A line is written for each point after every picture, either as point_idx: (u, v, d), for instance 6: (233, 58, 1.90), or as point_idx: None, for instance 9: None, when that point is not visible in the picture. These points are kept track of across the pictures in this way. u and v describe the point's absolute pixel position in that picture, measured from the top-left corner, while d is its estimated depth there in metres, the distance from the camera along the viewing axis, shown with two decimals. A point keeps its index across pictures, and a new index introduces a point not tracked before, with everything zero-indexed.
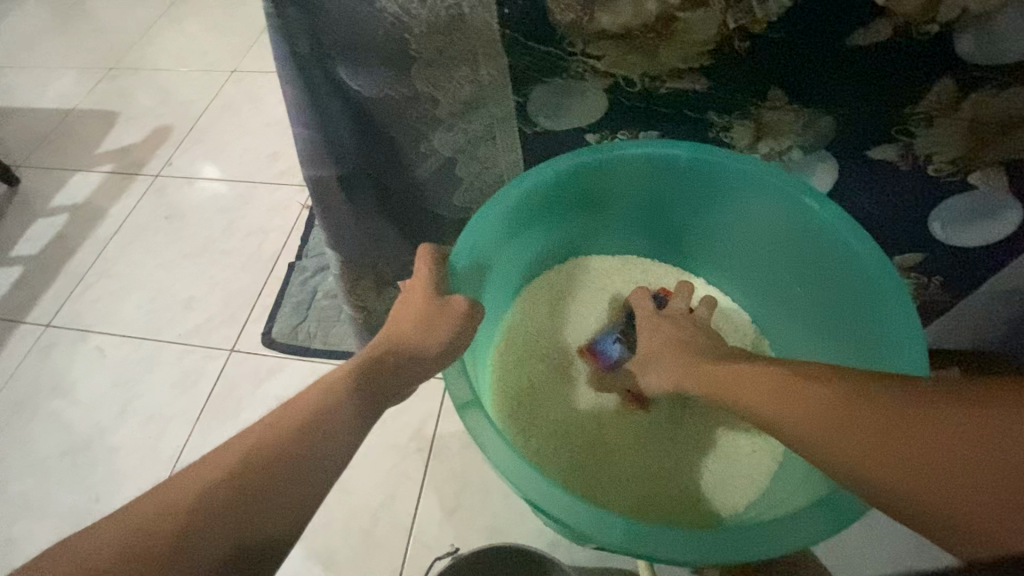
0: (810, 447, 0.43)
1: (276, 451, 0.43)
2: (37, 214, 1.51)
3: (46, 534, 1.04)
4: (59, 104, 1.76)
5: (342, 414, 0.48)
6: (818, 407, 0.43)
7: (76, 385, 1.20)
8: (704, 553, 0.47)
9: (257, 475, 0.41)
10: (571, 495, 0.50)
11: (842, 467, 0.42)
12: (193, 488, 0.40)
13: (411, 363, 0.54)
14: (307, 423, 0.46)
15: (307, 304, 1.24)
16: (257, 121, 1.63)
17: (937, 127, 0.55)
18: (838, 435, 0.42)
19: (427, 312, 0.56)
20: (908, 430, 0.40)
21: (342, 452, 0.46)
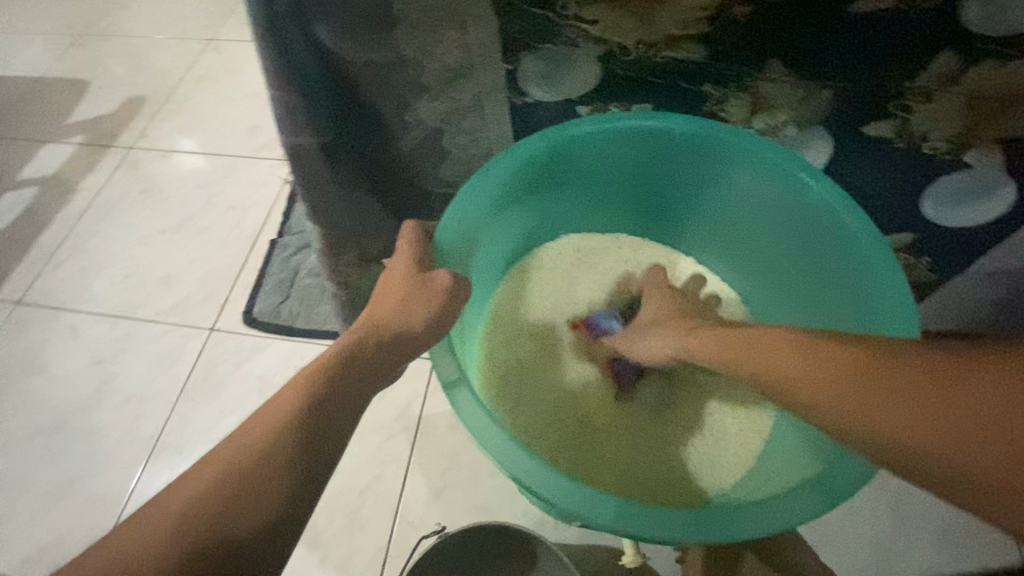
0: (826, 411, 0.41)
1: (261, 452, 0.41)
2: (4, 187, 1.44)
3: (21, 517, 1.01)
4: (25, 71, 1.68)
5: (331, 402, 0.46)
6: (837, 371, 0.41)
7: (49, 364, 1.16)
8: (693, 531, 0.47)
9: (242, 480, 0.39)
10: (558, 472, 0.49)
11: (861, 432, 0.39)
12: (176, 506, 0.37)
13: (401, 340, 0.52)
14: (290, 418, 0.43)
15: (290, 282, 1.21)
16: (236, 92, 1.57)
17: (935, 102, 0.54)
18: (856, 398, 0.40)
19: (411, 290, 0.54)
20: (944, 394, 0.37)
21: (339, 437, 0.45)
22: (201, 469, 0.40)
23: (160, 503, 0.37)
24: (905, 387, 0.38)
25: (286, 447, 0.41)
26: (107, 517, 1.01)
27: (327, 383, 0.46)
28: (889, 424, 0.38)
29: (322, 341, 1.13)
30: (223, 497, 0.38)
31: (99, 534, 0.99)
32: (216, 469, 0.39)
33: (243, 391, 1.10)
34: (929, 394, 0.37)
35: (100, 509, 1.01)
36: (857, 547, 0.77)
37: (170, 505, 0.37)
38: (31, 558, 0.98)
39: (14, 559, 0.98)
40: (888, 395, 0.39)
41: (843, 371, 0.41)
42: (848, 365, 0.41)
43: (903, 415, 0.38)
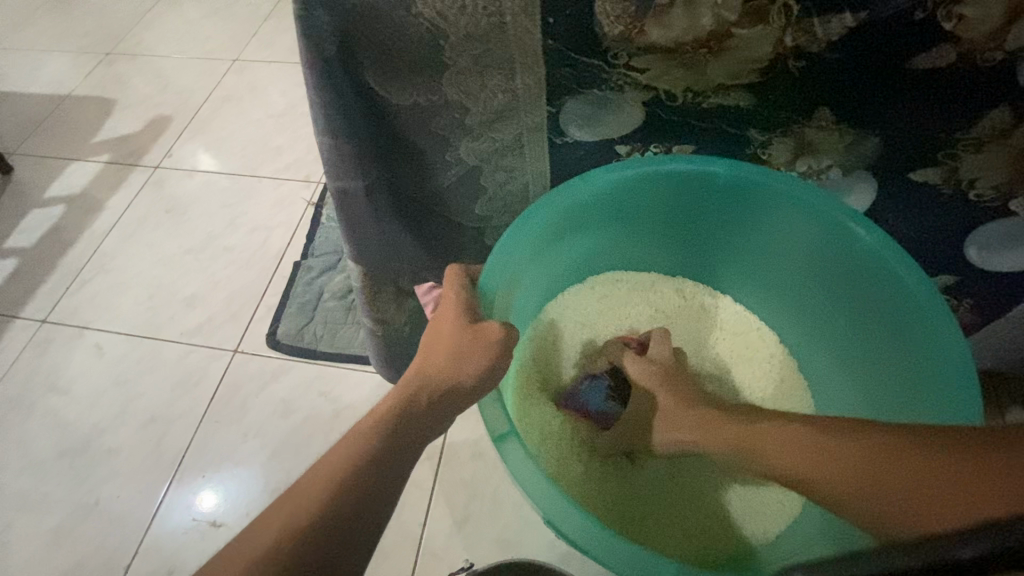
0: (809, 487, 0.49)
1: (314, 511, 0.42)
2: (32, 204, 1.47)
3: (42, 542, 1.00)
4: (54, 89, 1.71)
5: (382, 466, 0.46)
6: (816, 451, 0.49)
7: (74, 383, 1.16)
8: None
9: (295, 540, 0.40)
10: (596, 525, 0.48)
11: (861, 505, 0.46)
12: (237, 563, 0.39)
13: (449, 395, 0.53)
14: (343, 475, 0.44)
15: (313, 305, 1.22)
16: (259, 113, 1.59)
17: (985, 153, 0.54)
18: (843, 475, 0.47)
19: (459, 341, 0.54)
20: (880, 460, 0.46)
21: (389, 498, 0.46)
22: (260, 527, 0.41)
23: (224, 560, 0.40)
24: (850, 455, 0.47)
25: (341, 514, 0.42)
26: (127, 543, 0.99)
27: (376, 440, 0.47)
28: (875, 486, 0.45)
29: (345, 366, 1.13)
30: (278, 556, 0.40)
31: (118, 561, 0.98)
32: (274, 526, 0.41)
33: (265, 416, 1.09)
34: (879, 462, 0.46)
35: (121, 534, 1.00)
36: None
37: (233, 566, 0.39)
38: None
39: None
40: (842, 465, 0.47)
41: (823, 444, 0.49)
42: (824, 443, 0.49)
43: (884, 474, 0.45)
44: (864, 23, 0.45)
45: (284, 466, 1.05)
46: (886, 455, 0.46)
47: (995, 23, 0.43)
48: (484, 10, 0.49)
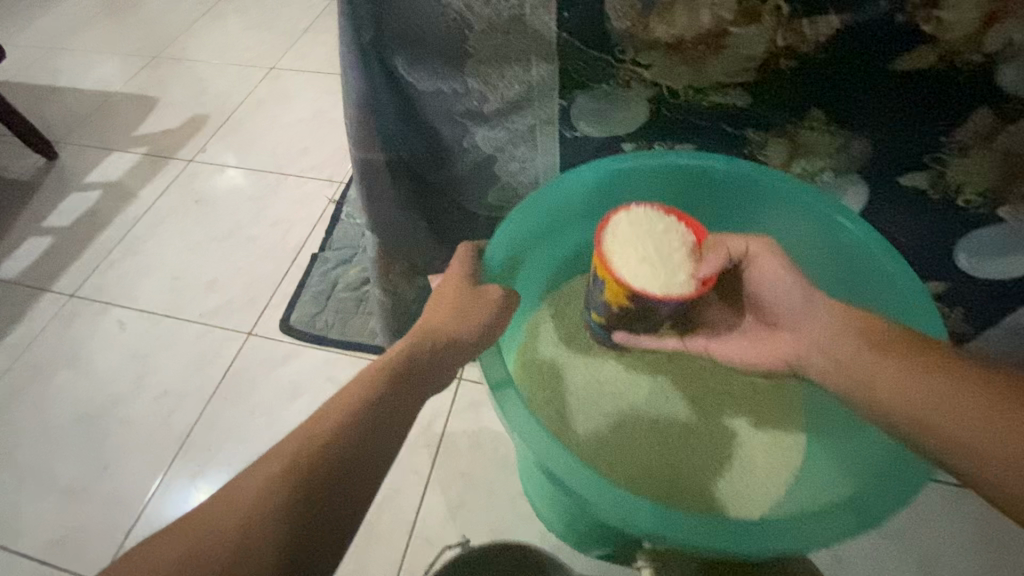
0: (924, 428, 0.46)
1: (325, 442, 0.45)
2: (72, 188, 1.55)
3: (49, 501, 1.03)
4: (102, 87, 1.83)
5: (384, 412, 0.50)
6: (959, 396, 0.45)
7: (94, 355, 1.21)
8: (710, 540, 0.48)
9: (308, 465, 0.44)
10: (585, 467, 0.51)
11: (971, 458, 0.43)
12: (253, 488, 0.42)
13: (450, 351, 0.56)
14: (352, 413, 0.48)
15: (326, 294, 1.26)
16: (291, 117, 1.68)
17: (970, 157, 0.57)
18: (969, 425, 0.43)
19: (461, 300, 0.58)
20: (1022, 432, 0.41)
21: (393, 438, 0.49)
22: (272, 458, 0.44)
23: (239, 485, 0.42)
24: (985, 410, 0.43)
25: (343, 455, 0.45)
26: (130, 510, 1.02)
27: (382, 383, 0.51)
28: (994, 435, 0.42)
29: (352, 355, 1.17)
30: (292, 480, 0.42)
31: (120, 526, 1.01)
32: (287, 457, 0.44)
33: (272, 397, 1.13)
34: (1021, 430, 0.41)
35: (126, 499, 1.03)
36: None
37: (247, 489, 0.42)
38: (53, 542, 0.99)
39: (38, 541, 1.00)
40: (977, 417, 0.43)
41: (980, 401, 0.44)
42: (973, 390, 0.45)
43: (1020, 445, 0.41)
44: (849, 26, 0.49)
45: None
46: None
47: (972, 27, 0.46)
48: (505, 4, 0.53)
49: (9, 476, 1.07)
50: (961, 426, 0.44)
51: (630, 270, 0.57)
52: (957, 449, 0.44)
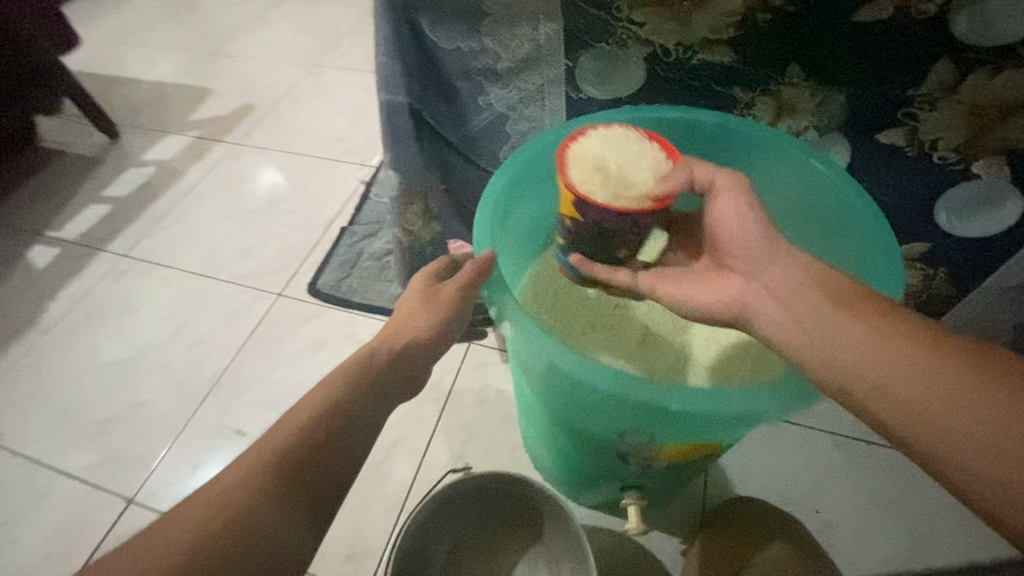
0: (879, 403, 0.43)
1: (304, 439, 0.53)
2: (131, 164, 1.71)
3: (89, 430, 1.13)
4: (163, 78, 2.00)
5: (359, 412, 0.57)
6: (924, 372, 0.41)
7: (141, 306, 1.33)
8: (684, 402, 0.51)
9: (289, 459, 0.51)
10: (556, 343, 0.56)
11: (929, 439, 0.40)
12: (241, 484, 0.48)
13: (409, 353, 0.62)
14: (328, 414, 0.55)
15: (352, 263, 1.35)
16: (331, 108, 1.81)
17: (940, 110, 0.62)
18: (929, 404, 0.40)
19: (421, 299, 0.64)
20: (987, 414, 0.38)
21: (368, 428, 0.57)
22: (257, 453, 0.51)
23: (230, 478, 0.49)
24: (950, 387, 0.40)
25: (321, 448, 0.53)
26: (160, 440, 1.10)
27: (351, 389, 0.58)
28: (961, 416, 0.39)
29: (372, 317, 1.26)
30: (276, 476, 0.50)
31: (151, 453, 1.09)
32: (268, 455, 0.51)
33: (296, 351, 1.21)
34: (993, 412, 0.38)
35: (157, 433, 1.12)
36: (869, 562, 0.88)
37: (237, 484, 0.48)
38: (91, 465, 1.08)
39: (78, 463, 1.09)
40: (944, 396, 0.40)
41: (949, 377, 0.40)
42: (943, 365, 0.41)
43: (986, 426, 0.38)
44: None
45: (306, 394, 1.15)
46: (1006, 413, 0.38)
47: None
48: None
49: (56, 405, 1.17)
50: (925, 403, 0.40)
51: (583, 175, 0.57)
52: (911, 428, 0.41)
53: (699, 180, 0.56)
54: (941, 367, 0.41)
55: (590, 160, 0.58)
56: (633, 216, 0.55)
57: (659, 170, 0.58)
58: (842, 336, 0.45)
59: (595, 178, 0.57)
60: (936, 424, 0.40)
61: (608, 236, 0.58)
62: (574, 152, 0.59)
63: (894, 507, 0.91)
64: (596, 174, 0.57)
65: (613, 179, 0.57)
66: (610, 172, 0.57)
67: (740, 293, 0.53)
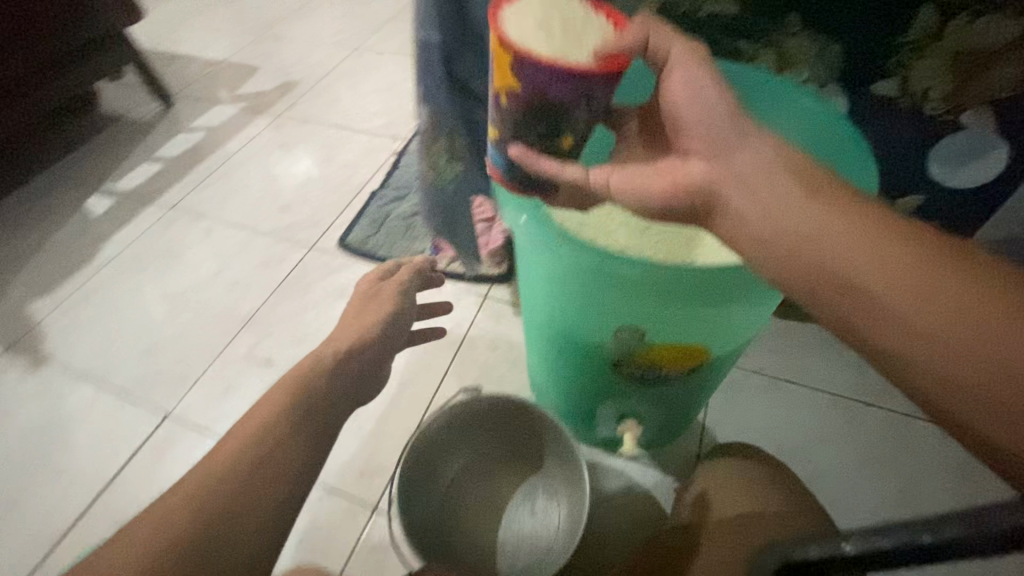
0: (828, 284, 0.43)
1: (278, 419, 0.63)
2: (182, 129, 1.84)
3: (134, 353, 1.24)
4: (216, 55, 2.15)
5: (323, 397, 0.69)
6: (876, 256, 0.41)
7: (185, 251, 1.44)
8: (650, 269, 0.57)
9: (268, 434, 0.61)
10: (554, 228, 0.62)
11: (866, 321, 0.41)
12: (231, 458, 0.58)
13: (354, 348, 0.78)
14: (296, 398, 0.67)
15: (380, 221, 1.44)
16: (369, 86, 1.92)
17: (927, 58, 0.72)
18: (875, 285, 0.41)
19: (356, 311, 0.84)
20: (930, 300, 0.39)
21: (332, 410, 0.69)
22: (237, 433, 0.61)
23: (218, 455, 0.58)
24: (902, 272, 0.40)
25: (293, 424, 0.64)
26: (197, 365, 1.20)
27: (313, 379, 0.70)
28: (906, 302, 0.39)
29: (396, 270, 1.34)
30: (260, 448, 0.60)
31: (188, 376, 1.19)
32: (249, 434, 0.61)
33: (323, 296, 1.31)
34: (933, 299, 0.39)
35: (194, 359, 1.21)
36: (857, 509, 0.93)
37: (226, 459, 0.58)
38: (134, 383, 1.19)
39: (123, 381, 1.19)
40: (893, 280, 0.40)
41: (902, 263, 0.40)
42: (900, 253, 0.41)
43: (925, 311, 0.39)
44: None
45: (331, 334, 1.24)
46: (945, 300, 0.39)
47: None
48: None
49: (106, 331, 1.28)
50: (873, 286, 0.41)
51: (526, 38, 0.52)
52: (853, 310, 0.42)
53: (653, 47, 0.53)
54: (896, 253, 0.41)
55: (531, 21, 0.53)
56: (577, 74, 0.50)
57: (606, 38, 0.54)
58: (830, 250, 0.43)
59: (535, 35, 0.52)
60: (878, 307, 0.41)
61: (553, 107, 0.53)
62: (512, 14, 0.53)
63: (883, 463, 0.97)
64: (536, 34, 0.52)
65: (554, 36, 0.52)
66: (550, 30, 0.52)
67: (702, 177, 0.48)
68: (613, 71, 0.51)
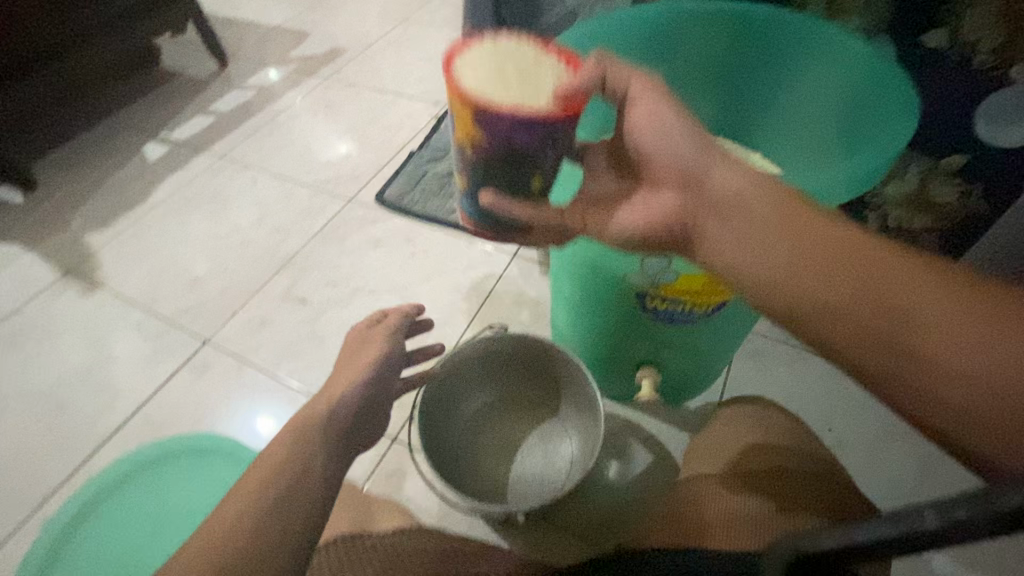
0: (806, 315, 0.46)
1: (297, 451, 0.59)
2: (235, 87, 1.92)
3: (179, 286, 1.30)
4: (271, 20, 2.23)
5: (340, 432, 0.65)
6: (845, 284, 0.44)
7: (232, 197, 1.51)
8: None
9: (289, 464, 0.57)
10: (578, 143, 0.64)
11: (849, 346, 0.44)
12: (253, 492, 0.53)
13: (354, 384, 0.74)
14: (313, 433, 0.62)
15: (417, 178, 1.48)
16: (415, 55, 1.97)
17: (977, 9, 0.74)
18: (849, 312, 0.44)
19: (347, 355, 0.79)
20: (902, 321, 0.41)
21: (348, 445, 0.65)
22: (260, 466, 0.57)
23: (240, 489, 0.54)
24: (872, 295, 0.43)
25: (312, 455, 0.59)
26: (235, 301, 1.26)
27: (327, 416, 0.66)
28: (880, 326, 0.42)
29: (429, 225, 1.37)
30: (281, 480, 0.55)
31: (227, 310, 1.25)
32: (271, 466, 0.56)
33: (358, 246, 1.35)
34: (905, 319, 0.41)
35: (234, 295, 1.27)
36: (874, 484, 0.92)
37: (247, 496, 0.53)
38: (177, 312, 1.25)
39: (167, 310, 1.26)
40: (864, 307, 0.43)
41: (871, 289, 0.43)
42: (866, 279, 0.44)
43: (899, 332, 0.41)
44: None
45: (363, 281, 1.28)
46: (918, 321, 0.41)
47: None
48: None
49: (154, 264, 1.36)
50: (848, 313, 0.44)
51: (479, 84, 0.50)
52: (834, 338, 0.45)
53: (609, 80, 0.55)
54: (862, 279, 0.44)
55: (485, 66, 0.51)
56: (539, 121, 0.49)
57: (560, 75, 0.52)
58: (847, 281, 0.44)
59: (493, 85, 0.50)
60: (856, 333, 0.43)
61: (518, 153, 0.52)
62: (462, 62, 0.52)
63: (903, 440, 0.95)
64: (495, 81, 0.50)
65: (512, 82, 0.50)
66: (506, 78, 0.51)
67: (679, 210, 0.54)
68: (571, 112, 0.49)
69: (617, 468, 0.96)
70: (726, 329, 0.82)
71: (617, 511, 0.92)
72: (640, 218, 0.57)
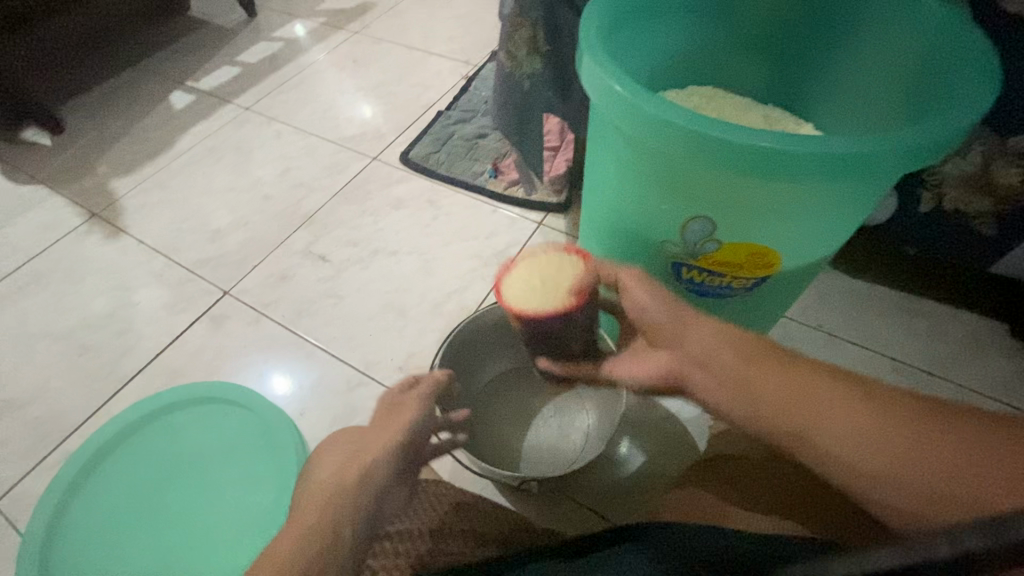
0: (770, 425, 0.47)
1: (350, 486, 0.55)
2: (262, 37, 1.87)
3: (202, 237, 1.30)
4: None
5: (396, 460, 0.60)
6: (802, 394, 0.46)
7: (256, 150, 1.49)
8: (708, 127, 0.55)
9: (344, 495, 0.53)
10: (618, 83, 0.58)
11: (818, 456, 0.45)
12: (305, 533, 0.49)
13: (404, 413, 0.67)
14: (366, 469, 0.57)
15: (444, 139, 1.44)
16: (447, 13, 1.89)
17: None
18: (811, 421, 0.45)
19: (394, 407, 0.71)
20: (859, 430, 0.43)
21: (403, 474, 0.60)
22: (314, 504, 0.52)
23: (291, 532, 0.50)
24: (830, 407, 0.45)
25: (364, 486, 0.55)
26: (257, 254, 1.25)
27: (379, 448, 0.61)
28: (840, 436, 0.44)
29: (453, 187, 1.34)
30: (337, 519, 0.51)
31: (248, 263, 1.24)
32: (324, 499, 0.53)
33: (381, 206, 1.32)
34: (861, 428, 0.43)
35: (255, 249, 1.26)
36: None
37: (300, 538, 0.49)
38: (199, 262, 1.25)
39: (189, 260, 1.26)
40: (824, 414, 0.45)
41: (825, 399, 0.45)
42: (819, 391, 0.46)
43: (860, 439, 0.43)
44: None
45: (384, 242, 1.26)
46: (873, 429, 0.43)
47: None
48: None
49: (178, 213, 1.35)
50: (812, 423, 0.45)
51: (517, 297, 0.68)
52: (799, 448, 0.46)
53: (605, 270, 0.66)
54: (814, 389, 0.46)
55: (523, 280, 0.70)
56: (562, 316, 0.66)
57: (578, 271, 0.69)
58: (804, 392, 0.46)
59: (529, 295, 0.68)
60: (821, 444, 0.44)
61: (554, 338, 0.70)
62: (507, 281, 0.70)
63: None
64: (529, 293, 0.68)
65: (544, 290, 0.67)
66: (539, 286, 0.68)
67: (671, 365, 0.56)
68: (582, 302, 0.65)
69: (630, 444, 0.94)
70: (778, 293, 0.78)
71: (631, 488, 0.90)
72: (645, 370, 0.61)
